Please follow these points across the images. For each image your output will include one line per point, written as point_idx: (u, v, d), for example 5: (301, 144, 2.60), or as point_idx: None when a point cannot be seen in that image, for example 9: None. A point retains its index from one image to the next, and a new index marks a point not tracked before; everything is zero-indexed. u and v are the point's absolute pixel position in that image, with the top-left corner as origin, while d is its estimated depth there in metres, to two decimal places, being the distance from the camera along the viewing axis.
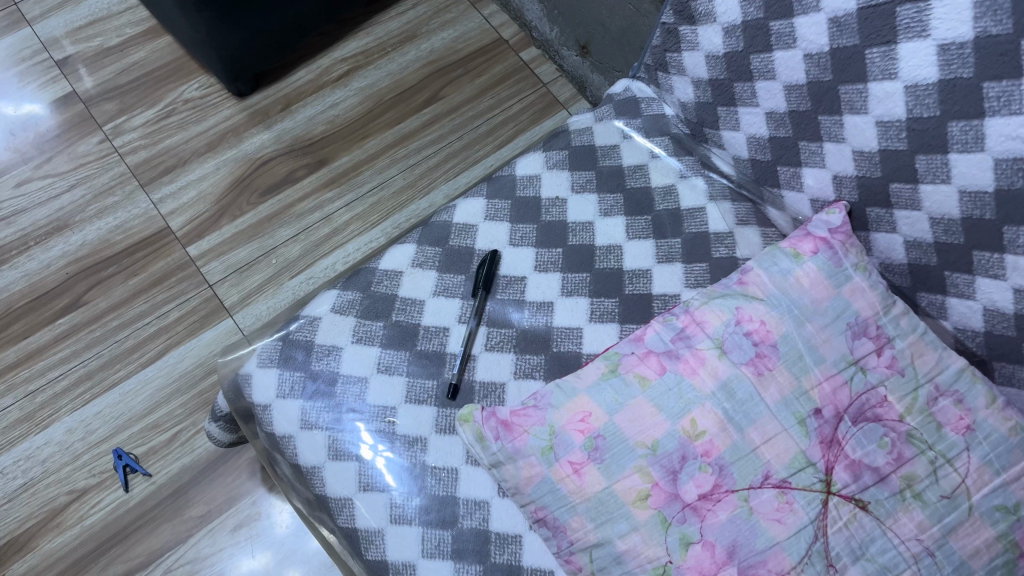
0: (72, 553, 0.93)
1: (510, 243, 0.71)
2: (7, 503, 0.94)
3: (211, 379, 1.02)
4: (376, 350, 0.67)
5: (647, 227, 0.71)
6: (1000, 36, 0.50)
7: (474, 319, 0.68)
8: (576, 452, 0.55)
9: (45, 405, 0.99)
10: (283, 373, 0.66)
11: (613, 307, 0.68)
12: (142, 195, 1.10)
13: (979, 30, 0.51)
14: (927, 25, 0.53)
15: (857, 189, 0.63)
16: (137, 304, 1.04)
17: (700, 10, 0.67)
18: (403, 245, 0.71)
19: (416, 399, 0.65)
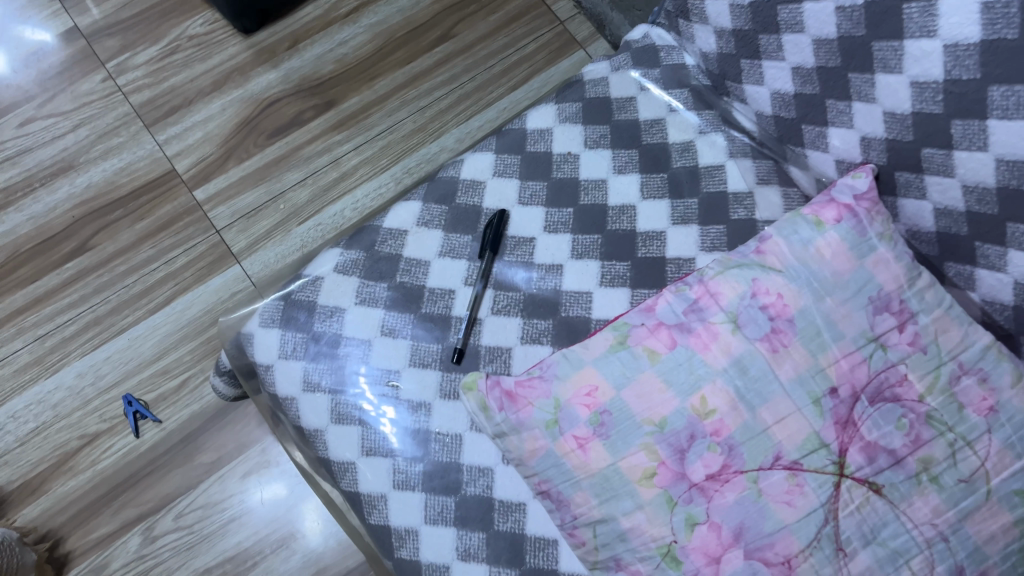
0: (84, 497, 0.94)
1: (519, 201, 0.69)
2: (19, 446, 0.95)
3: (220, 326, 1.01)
4: (379, 312, 0.65)
5: (663, 186, 0.68)
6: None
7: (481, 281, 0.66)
8: (581, 427, 0.53)
9: (55, 349, 0.99)
10: (285, 334, 0.65)
11: (624, 270, 0.65)
12: (147, 136, 1.08)
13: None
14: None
15: (885, 152, 0.59)
16: (145, 249, 1.03)
17: None
18: (408, 202, 0.69)
19: (420, 362, 0.64)
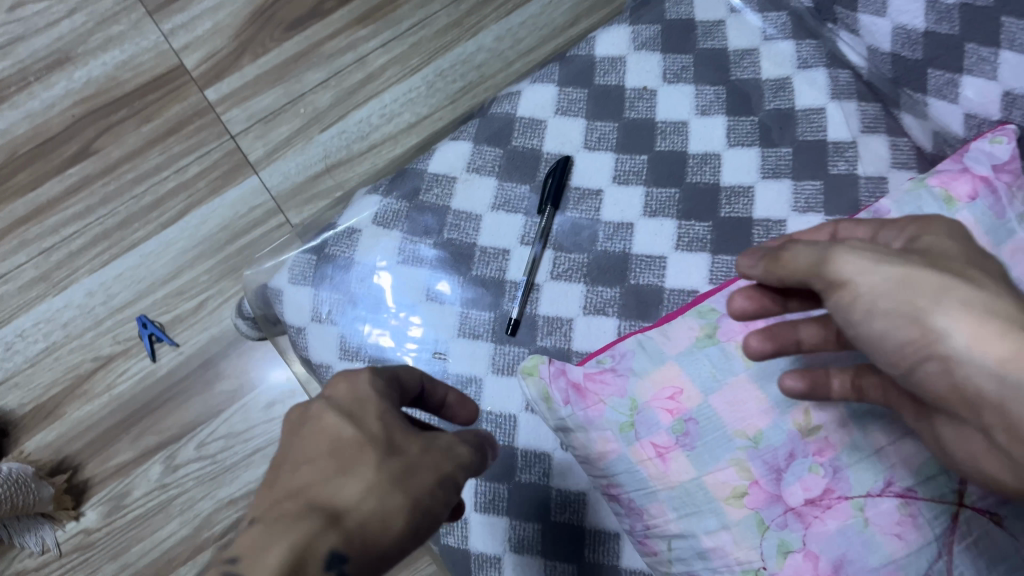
0: (103, 422, 0.90)
1: (585, 146, 0.60)
2: (30, 367, 0.90)
3: (239, 243, 0.94)
4: (425, 272, 0.58)
5: (753, 131, 0.59)
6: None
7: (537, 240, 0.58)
8: (661, 435, 0.47)
9: (62, 264, 0.91)
10: (318, 294, 0.58)
11: (705, 232, 0.57)
12: (151, 25, 0.96)
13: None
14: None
15: None
16: (153, 155, 0.94)
17: None
18: (458, 144, 0.60)
19: (471, 332, 0.57)
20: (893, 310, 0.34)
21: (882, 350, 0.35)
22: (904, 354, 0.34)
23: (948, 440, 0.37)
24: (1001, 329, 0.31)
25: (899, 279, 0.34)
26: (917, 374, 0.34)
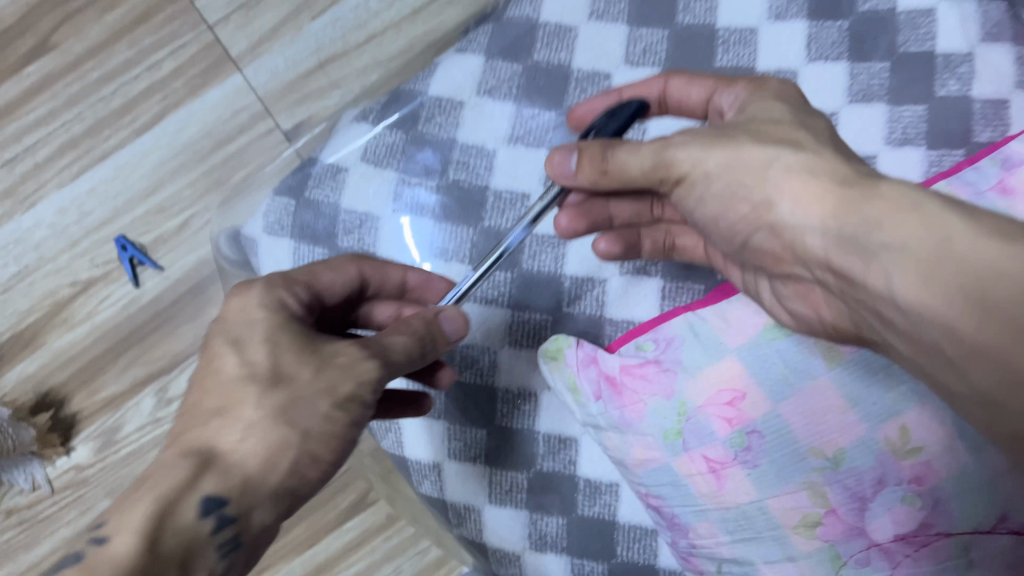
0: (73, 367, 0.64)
1: (625, 62, 0.48)
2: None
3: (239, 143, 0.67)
4: (427, 225, 0.47)
5: (841, 41, 0.46)
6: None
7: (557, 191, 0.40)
8: (715, 448, 0.38)
9: (26, 178, 0.64)
10: (299, 249, 0.47)
11: (884, 78, 0.45)
12: None
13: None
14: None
15: None
16: (122, 51, 0.65)
17: None
18: (465, 58, 0.48)
19: (484, 297, 0.47)
20: (720, 178, 0.35)
21: (718, 228, 0.37)
22: (737, 228, 0.36)
23: (782, 308, 0.38)
24: (830, 198, 0.31)
25: (727, 162, 0.34)
26: (753, 246, 0.36)
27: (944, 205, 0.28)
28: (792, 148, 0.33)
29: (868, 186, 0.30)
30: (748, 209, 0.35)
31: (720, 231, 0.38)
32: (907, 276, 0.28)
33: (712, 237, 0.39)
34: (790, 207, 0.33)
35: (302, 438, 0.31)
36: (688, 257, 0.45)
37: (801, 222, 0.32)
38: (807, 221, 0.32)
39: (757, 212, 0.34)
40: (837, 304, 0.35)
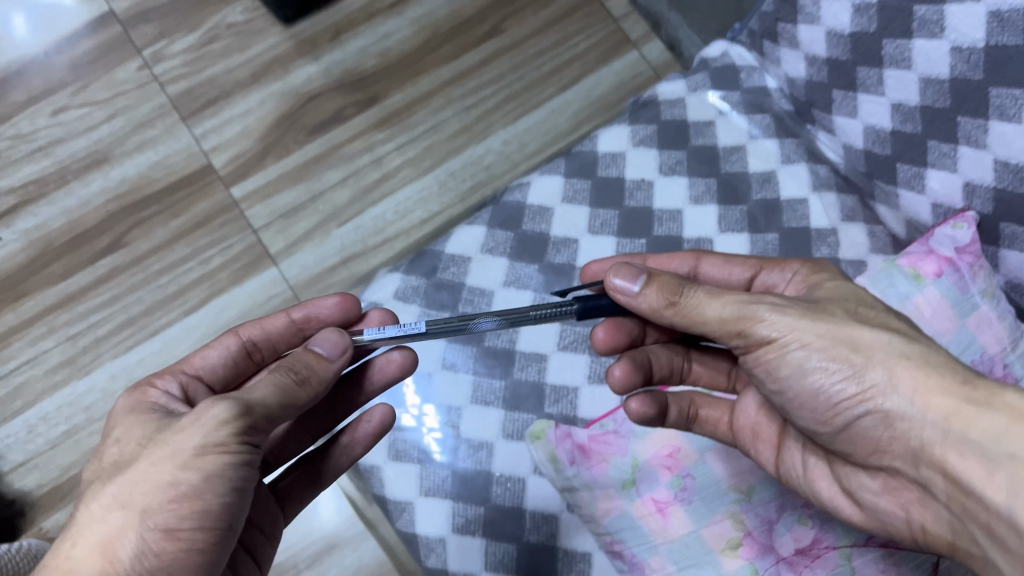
0: None
1: (589, 230, 0.64)
2: (45, 374, 0.94)
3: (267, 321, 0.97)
4: (440, 344, 0.62)
5: (742, 219, 0.64)
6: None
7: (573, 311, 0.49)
8: (661, 490, 0.51)
9: (89, 348, 0.96)
10: None
11: (775, 241, 0.63)
12: (183, 129, 1.04)
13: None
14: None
15: (992, 201, 0.55)
16: (180, 248, 1.00)
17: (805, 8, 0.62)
18: (472, 226, 0.65)
19: (482, 399, 0.61)
20: (822, 347, 0.41)
21: (812, 410, 0.43)
22: (837, 410, 0.42)
23: (864, 500, 0.43)
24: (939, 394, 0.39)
25: (830, 332, 0.41)
26: (855, 430, 0.42)
27: None
28: (897, 339, 0.41)
29: (985, 398, 0.38)
30: (854, 386, 0.41)
31: (815, 405, 0.43)
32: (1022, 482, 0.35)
33: (802, 419, 0.44)
34: (903, 398, 0.40)
35: (142, 516, 0.36)
36: (708, 430, 0.51)
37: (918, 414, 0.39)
38: (923, 413, 0.39)
39: (866, 393, 0.41)
40: (935, 512, 0.40)
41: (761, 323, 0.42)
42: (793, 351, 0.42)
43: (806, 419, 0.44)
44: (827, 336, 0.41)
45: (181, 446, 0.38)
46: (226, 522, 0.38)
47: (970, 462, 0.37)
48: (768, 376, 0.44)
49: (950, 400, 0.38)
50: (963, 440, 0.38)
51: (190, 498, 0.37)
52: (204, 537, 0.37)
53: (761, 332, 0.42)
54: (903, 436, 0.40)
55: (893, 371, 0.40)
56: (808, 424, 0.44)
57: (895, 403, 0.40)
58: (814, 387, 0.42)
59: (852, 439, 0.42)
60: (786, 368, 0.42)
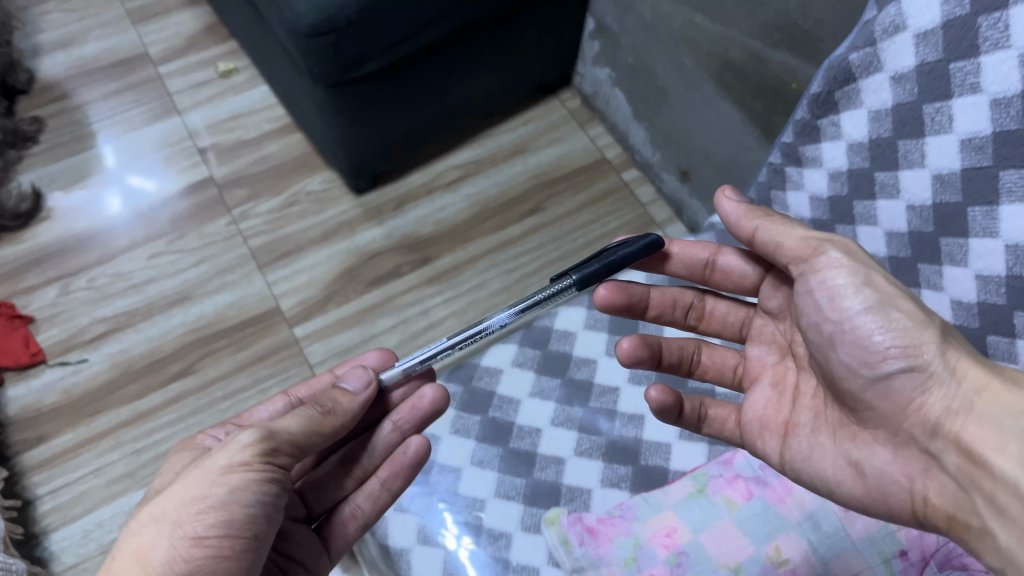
0: None
1: (606, 352, 0.76)
2: (106, 484, 1.02)
3: None
4: (470, 443, 0.70)
5: None
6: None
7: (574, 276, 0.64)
8: (659, 566, 0.59)
9: (146, 463, 1.04)
10: None
11: None
12: (258, 275, 1.19)
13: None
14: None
15: (976, 316, 0.61)
16: (242, 377, 1.10)
17: (792, 177, 0.73)
18: (506, 344, 0.77)
19: (504, 494, 0.68)
20: (889, 291, 0.52)
21: (863, 348, 0.52)
22: (881, 351, 0.51)
23: (869, 470, 0.52)
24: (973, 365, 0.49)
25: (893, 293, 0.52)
26: (888, 383, 0.51)
27: None
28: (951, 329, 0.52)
29: (1010, 380, 0.48)
30: (904, 342, 0.50)
31: (861, 350, 0.52)
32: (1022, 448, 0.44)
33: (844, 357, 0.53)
34: (944, 366, 0.49)
35: (173, 526, 0.47)
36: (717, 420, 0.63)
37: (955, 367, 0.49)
38: (955, 382, 0.49)
39: (911, 348, 0.50)
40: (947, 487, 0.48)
41: (832, 247, 0.55)
42: (851, 289, 0.53)
43: (851, 359, 0.53)
44: (887, 294, 0.52)
45: (219, 469, 0.50)
46: (251, 532, 0.49)
47: (982, 432, 0.46)
48: (829, 305, 0.54)
49: (980, 378, 0.48)
50: (980, 411, 0.47)
51: (217, 509, 0.48)
52: (230, 545, 0.48)
53: (830, 254, 0.54)
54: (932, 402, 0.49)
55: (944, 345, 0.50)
56: (850, 361, 0.53)
57: (935, 366, 0.49)
58: (863, 331, 0.52)
59: (883, 391, 0.51)
60: (845, 303, 0.53)
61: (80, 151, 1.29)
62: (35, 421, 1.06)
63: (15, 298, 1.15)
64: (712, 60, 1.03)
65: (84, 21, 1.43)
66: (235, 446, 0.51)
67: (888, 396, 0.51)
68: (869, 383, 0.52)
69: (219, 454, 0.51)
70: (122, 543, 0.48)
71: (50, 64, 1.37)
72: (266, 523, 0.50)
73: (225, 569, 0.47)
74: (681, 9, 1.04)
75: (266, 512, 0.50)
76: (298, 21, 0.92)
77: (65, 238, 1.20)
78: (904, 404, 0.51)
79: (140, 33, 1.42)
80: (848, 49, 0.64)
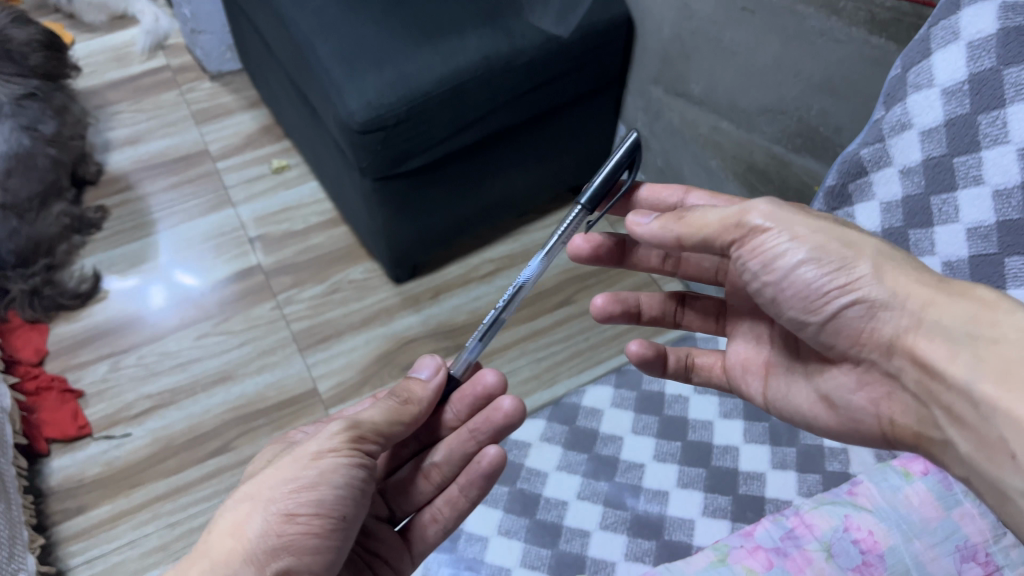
0: None
1: (633, 430, 0.79)
2: (140, 556, 1.03)
3: None
4: (499, 514, 0.72)
5: (764, 433, 0.77)
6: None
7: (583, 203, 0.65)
8: None
9: (180, 536, 1.05)
10: None
11: (793, 456, 0.75)
12: (298, 358, 1.23)
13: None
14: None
15: None
16: None
17: None
18: (535, 420, 0.80)
19: (530, 564, 0.69)
20: (814, 242, 0.54)
21: (806, 301, 0.55)
22: (823, 297, 0.54)
23: (841, 398, 0.59)
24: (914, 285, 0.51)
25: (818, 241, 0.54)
26: (838, 319, 0.55)
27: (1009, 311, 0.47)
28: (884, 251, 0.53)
29: (955, 290, 0.50)
30: (842, 276, 0.53)
31: (804, 297, 0.55)
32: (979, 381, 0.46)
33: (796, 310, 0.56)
34: (883, 290, 0.52)
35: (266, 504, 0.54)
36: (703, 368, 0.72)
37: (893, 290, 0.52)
38: (902, 305, 0.51)
39: (853, 283, 0.53)
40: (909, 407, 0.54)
41: (754, 215, 0.55)
42: (785, 244, 0.54)
43: (797, 308, 0.56)
44: (818, 242, 0.54)
45: (309, 455, 0.56)
46: (338, 513, 0.55)
47: (935, 347, 0.50)
48: (763, 269, 0.56)
49: (925, 293, 0.51)
50: (930, 324, 0.50)
51: (308, 489, 0.54)
52: (318, 523, 0.54)
53: (756, 222, 0.55)
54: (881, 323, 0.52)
55: (879, 267, 0.52)
56: (799, 311, 0.56)
57: (877, 294, 0.52)
58: (803, 277, 0.54)
59: (836, 328, 0.55)
60: (780, 261, 0.55)
61: (139, 238, 1.37)
62: (76, 492, 1.08)
63: (67, 373, 1.20)
64: (737, 162, 1.09)
65: (151, 121, 1.55)
66: (327, 433, 0.57)
67: (841, 330, 0.55)
68: (822, 324, 0.56)
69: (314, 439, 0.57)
70: (225, 512, 0.55)
71: (117, 158, 1.48)
72: (353, 506, 0.56)
73: (313, 543, 0.53)
74: (707, 116, 1.11)
75: (353, 494, 0.56)
76: (351, 118, 1.00)
77: (118, 318, 1.27)
78: (858, 331, 0.54)
79: (201, 132, 1.53)
80: (859, 145, 0.69)
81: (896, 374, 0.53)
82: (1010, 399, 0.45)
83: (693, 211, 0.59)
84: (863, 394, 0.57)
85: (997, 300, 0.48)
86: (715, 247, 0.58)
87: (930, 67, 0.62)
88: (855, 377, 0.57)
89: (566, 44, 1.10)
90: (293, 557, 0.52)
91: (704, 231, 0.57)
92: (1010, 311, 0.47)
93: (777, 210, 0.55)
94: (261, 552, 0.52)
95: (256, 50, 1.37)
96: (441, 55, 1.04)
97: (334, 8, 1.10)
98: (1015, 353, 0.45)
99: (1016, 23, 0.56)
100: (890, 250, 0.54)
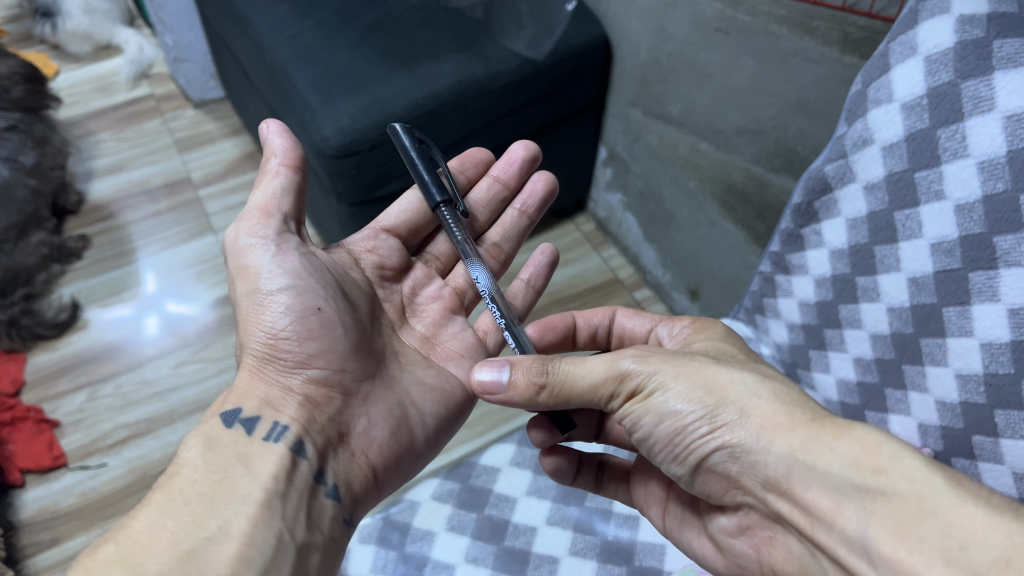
0: None
1: None
2: None
3: None
4: (466, 540, 0.70)
5: None
6: (1004, 191, 0.55)
7: (437, 199, 0.74)
8: None
9: None
10: (379, 551, 0.69)
11: None
12: None
13: (993, 8, 0.54)
14: (992, 97, 0.55)
15: None
16: None
17: (781, 285, 0.78)
18: (503, 445, 0.79)
19: None
20: (680, 391, 0.52)
21: (673, 452, 0.53)
22: (689, 447, 0.52)
23: (725, 541, 0.57)
24: (779, 424, 0.48)
25: (686, 377, 0.52)
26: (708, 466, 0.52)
27: (895, 455, 0.44)
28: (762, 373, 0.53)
29: (829, 428, 0.47)
30: (706, 424, 0.50)
31: (672, 448, 0.53)
32: (879, 531, 0.42)
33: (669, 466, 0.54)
34: (749, 433, 0.49)
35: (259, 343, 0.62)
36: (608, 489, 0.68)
37: (759, 434, 0.49)
38: (768, 449, 0.48)
39: (716, 431, 0.50)
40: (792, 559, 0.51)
41: (630, 375, 0.53)
42: (654, 395, 0.52)
43: (664, 454, 0.54)
44: (688, 386, 0.52)
45: (243, 272, 0.63)
46: (312, 305, 0.62)
47: (814, 492, 0.46)
48: (630, 421, 0.55)
49: (796, 435, 0.48)
50: (805, 468, 0.46)
51: (276, 301, 0.61)
52: (299, 320, 0.61)
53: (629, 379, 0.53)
54: (748, 468, 0.50)
55: (743, 410, 0.50)
56: (665, 458, 0.54)
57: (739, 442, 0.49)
58: (670, 427, 0.52)
59: (707, 474, 0.53)
60: (648, 415, 0.53)
61: (119, 267, 1.37)
62: (50, 524, 1.06)
63: (44, 404, 1.18)
64: (715, 183, 1.08)
65: (134, 149, 1.56)
66: (243, 243, 0.63)
67: (711, 475, 0.53)
68: (691, 472, 0.54)
69: (239, 254, 0.63)
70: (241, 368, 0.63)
71: (99, 187, 1.48)
72: (322, 294, 0.63)
73: (307, 342, 0.61)
74: (686, 137, 1.10)
75: (309, 275, 0.63)
76: (325, 142, 1.00)
77: (97, 346, 1.26)
78: (729, 476, 0.52)
79: (184, 159, 1.54)
80: (823, 162, 0.69)
81: (778, 517, 0.50)
82: (908, 558, 0.41)
83: (551, 371, 0.55)
84: (746, 540, 0.55)
85: (876, 443, 0.45)
86: (591, 401, 0.55)
87: (889, 82, 0.62)
88: (736, 521, 0.55)
89: (540, 67, 1.10)
90: (304, 346, 0.61)
91: (575, 397, 0.55)
92: (893, 456, 0.44)
93: (641, 362, 0.53)
94: (275, 373, 0.61)
95: (237, 78, 1.37)
96: (416, 79, 1.04)
97: (309, 35, 1.10)
98: (907, 508, 0.42)
99: (973, 35, 0.55)
100: (760, 384, 0.51)
